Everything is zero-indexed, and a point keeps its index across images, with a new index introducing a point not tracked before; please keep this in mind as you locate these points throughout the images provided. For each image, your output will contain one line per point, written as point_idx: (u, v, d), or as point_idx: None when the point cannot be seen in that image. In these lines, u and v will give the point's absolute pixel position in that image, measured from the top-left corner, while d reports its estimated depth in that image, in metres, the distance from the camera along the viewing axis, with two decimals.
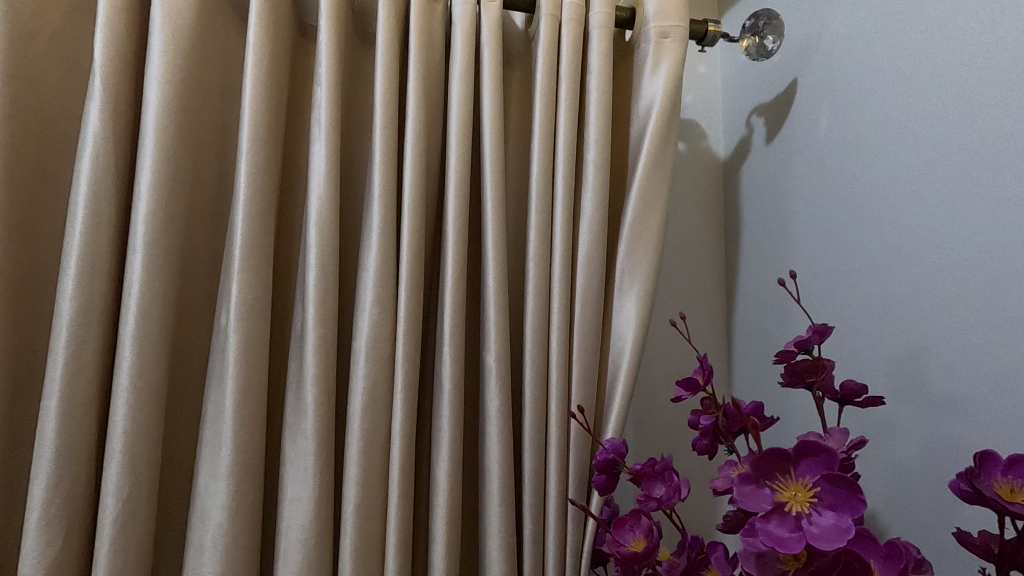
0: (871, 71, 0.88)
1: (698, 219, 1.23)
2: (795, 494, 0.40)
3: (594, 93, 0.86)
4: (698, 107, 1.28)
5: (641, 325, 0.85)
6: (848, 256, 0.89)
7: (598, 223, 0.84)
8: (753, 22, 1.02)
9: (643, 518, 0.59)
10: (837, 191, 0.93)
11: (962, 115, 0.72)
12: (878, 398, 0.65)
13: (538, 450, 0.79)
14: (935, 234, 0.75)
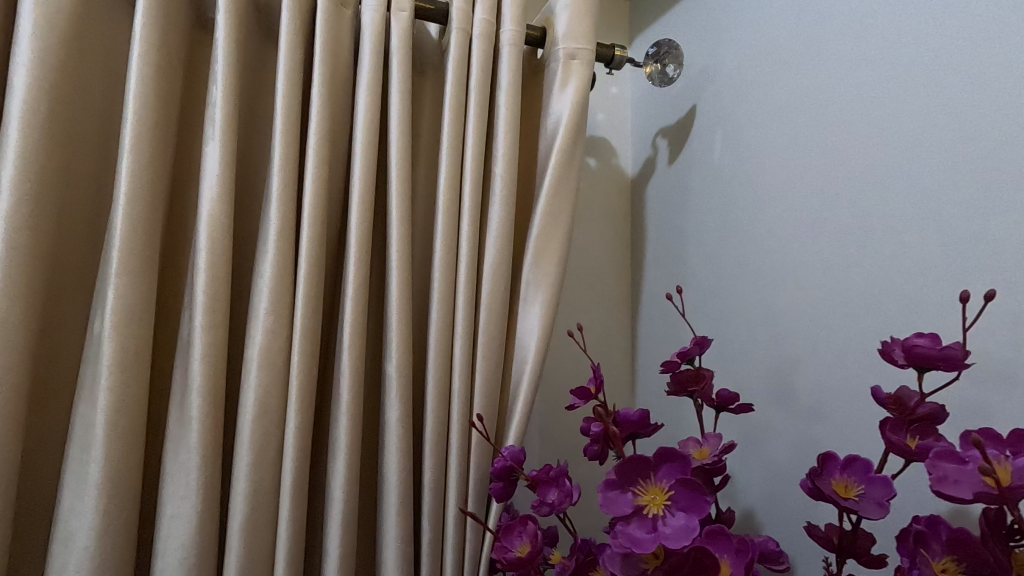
0: (760, 104, 0.97)
1: (605, 232, 1.29)
2: (654, 497, 0.43)
3: (503, 107, 0.88)
4: (608, 125, 1.33)
5: (543, 335, 0.88)
6: (743, 272, 0.96)
7: (504, 234, 0.86)
8: (656, 50, 1.09)
9: (530, 524, 0.61)
10: (736, 209, 1.00)
11: (859, 133, 0.79)
12: (748, 405, 0.71)
13: (438, 459, 0.80)
14: (846, 238, 0.79)
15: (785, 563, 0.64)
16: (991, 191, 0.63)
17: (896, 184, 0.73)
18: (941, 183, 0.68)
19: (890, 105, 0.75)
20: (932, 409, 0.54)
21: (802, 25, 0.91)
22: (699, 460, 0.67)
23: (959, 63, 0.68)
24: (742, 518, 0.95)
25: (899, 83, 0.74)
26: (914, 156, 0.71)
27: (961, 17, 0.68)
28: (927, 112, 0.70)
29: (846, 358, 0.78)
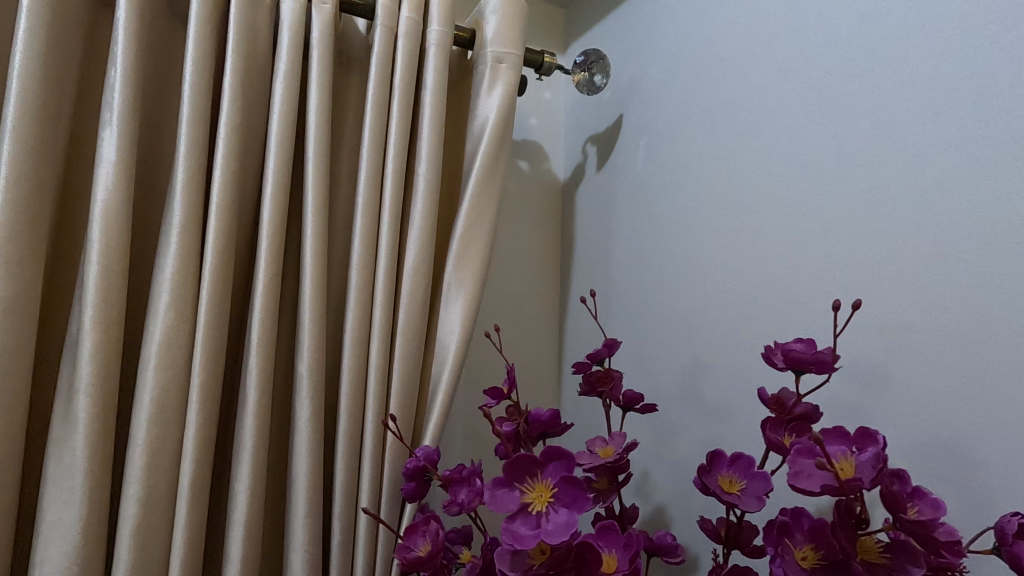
0: (682, 118, 1.02)
1: (535, 234, 1.30)
2: (539, 494, 0.45)
3: (428, 105, 0.88)
4: (542, 129, 1.35)
5: (464, 333, 0.89)
6: (663, 278, 1.02)
7: (426, 233, 0.86)
8: (584, 59, 1.11)
9: (433, 522, 0.61)
10: (661, 217, 1.04)
11: (784, 137, 0.82)
12: (652, 405, 0.74)
13: (351, 459, 0.79)
14: (768, 242, 0.82)
15: (682, 556, 0.67)
16: (870, 210, 0.69)
17: (795, 200, 0.79)
18: (831, 200, 0.74)
19: (792, 126, 0.81)
20: (807, 407, 0.58)
21: (719, 46, 0.96)
22: (604, 458, 0.69)
23: (856, 85, 0.73)
24: (654, 513, 0.99)
25: (823, 88, 0.77)
26: (811, 175, 0.77)
27: (862, 38, 0.73)
28: (822, 135, 0.76)
29: (747, 362, 0.84)
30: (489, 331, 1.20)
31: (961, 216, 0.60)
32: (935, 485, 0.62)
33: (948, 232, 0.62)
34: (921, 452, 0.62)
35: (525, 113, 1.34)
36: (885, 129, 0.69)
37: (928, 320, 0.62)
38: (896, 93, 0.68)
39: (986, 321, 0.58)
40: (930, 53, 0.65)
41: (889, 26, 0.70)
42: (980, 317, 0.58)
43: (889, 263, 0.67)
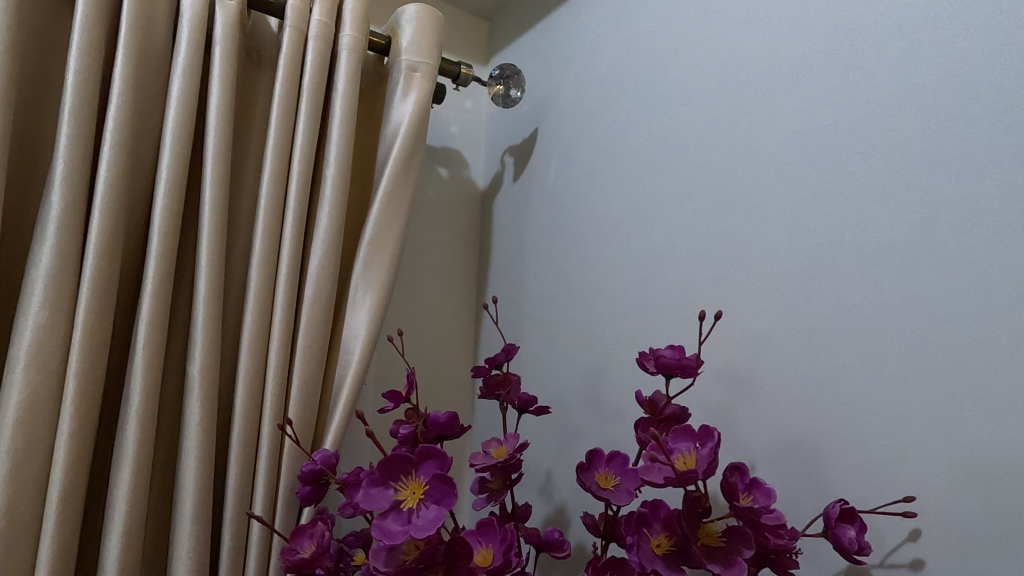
0: (591, 136, 1.08)
1: (450, 239, 1.32)
2: (412, 492, 0.47)
3: (338, 108, 0.89)
4: (463, 137, 1.38)
5: (369, 337, 0.89)
6: (572, 286, 1.07)
7: (332, 236, 0.86)
8: (500, 72, 1.15)
9: (320, 524, 0.62)
10: (571, 229, 1.09)
11: (685, 158, 0.89)
12: (545, 408, 0.78)
13: (245, 464, 0.77)
14: (667, 255, 0.89)
15: (568, 551, 0.71)
16: (752, 231, 0.77)
17: (689, 219, 0.86)
18: (719, 220, 0.82)
19: (688, 152, 0.88)
20: (677, 408, 0.63)
21: (626, 72, 1.03)
22: (496, 458, 0.72)
23: (750, 113, 0.81)
24: (556, 513, 1.03)
25: (720, 114, 0.85)
26: (703, 197, 0.85)
27: (755, 72, 0.81)
28: (713, 161, 0.84)
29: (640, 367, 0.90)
30: (393, 335, 1.19)
31: (821, 239, 0.70)
32: (790, 477, 0.69)
33: (812, 252, 0.70)
34: (783, 447, 0.70)
35: (445, 121, 1.36)
36: (766, 157, 0.77)
37: (791, 330, 0.71)
38: (783, 123, 0.76)
39: (836, 330, 0.67)
40: (801, 96, 0.75)
41: (770, 68, 0.79)
42: (832, 327, 0.67)
43: (763, 279, 0.75)
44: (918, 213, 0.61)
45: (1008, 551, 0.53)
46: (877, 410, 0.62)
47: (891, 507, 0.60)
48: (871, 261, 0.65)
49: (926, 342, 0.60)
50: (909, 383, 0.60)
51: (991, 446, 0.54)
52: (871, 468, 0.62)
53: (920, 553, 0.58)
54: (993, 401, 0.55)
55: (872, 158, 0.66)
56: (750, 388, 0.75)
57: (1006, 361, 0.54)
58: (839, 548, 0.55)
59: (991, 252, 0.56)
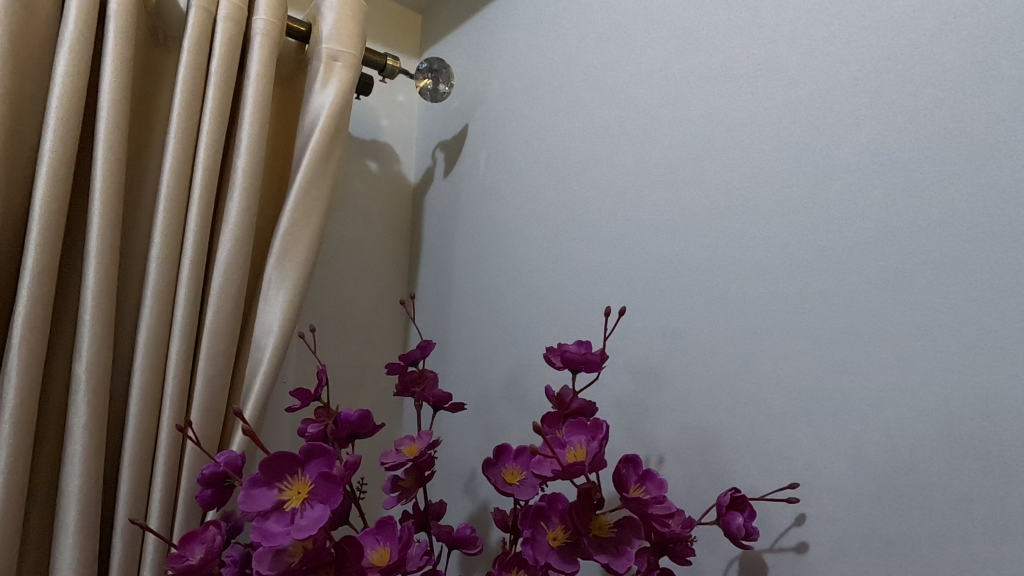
0: (519, 134, 1.08)
1: (380, 234, 1.29)
2: (296, 491, 0.45)
3: (251, 95, 0.85)
4: (394, 131, 1.35)
5: (282, 333, 0.86)
6: (498, 282, 1.07)
7: (242, 228, 0.82)
8: (428, 65, 1.13)
9: (212, 528, 0.59)
10: (498, 226, 1.09)
11: (606, 158, 0.91)
12: (460, 405, 0.77)
13: (141, 467, 0.73)
14: (588, 253, 0.91)
15: (479, 546, 0.71)
16: (666, 231, 0.80)
17: (609, 218, 0.88)
18: (637, 220, 0.84)
19: (609, 152, 0.90)
20: (583, 402, 0.64)
21: (554, 71, 1.04)
22: (407, 456, 0.71)
23: (665, 116, 0.83)
24: (479, 510, 1.03)
25: (639, 116, 0.87)
26: (622, 197, 0.87)
27: (669, 77, 0.84)
28: (632, 162, 0.86)
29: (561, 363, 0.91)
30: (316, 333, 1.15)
31: (726, 240, 0.73)
32: (693, 468, 0.72)
33: (717, 252, 0.73)
34: (688, 439, 0.73)
35: (376, 114, 1.33)
36: (680, 160, 0.80)
37: (698, 327, 0.74)
38: (694, 127, 0.79)
39: (737, 326, 0.70)
40: (711, 101, 0.77)
41: (685, 73, 0.82)
42: (734, 323, 0.70)
43: (674, 277, 0.78)
44: (809, 216, 0.65)
45: (880, 532, 0.56)
46: (769, 402, 0.66)
47: (779, 494, 0.64)
48: (768, 260, 0.68)
49: (813, 337, 0.63)
50: (798, 377, 0.64)
51: (866, 434, 0.58)
52: (765, 458, 0.65)
53: (804, 537, 0.61)
54: (870, 391, 0.58)
55: (772, 164, 0.70)
56: (660, 383, 0.77)
57: (880, 355, 0.58)
58: (728, 535, 0.57)
59: (869, 253, 0.60)
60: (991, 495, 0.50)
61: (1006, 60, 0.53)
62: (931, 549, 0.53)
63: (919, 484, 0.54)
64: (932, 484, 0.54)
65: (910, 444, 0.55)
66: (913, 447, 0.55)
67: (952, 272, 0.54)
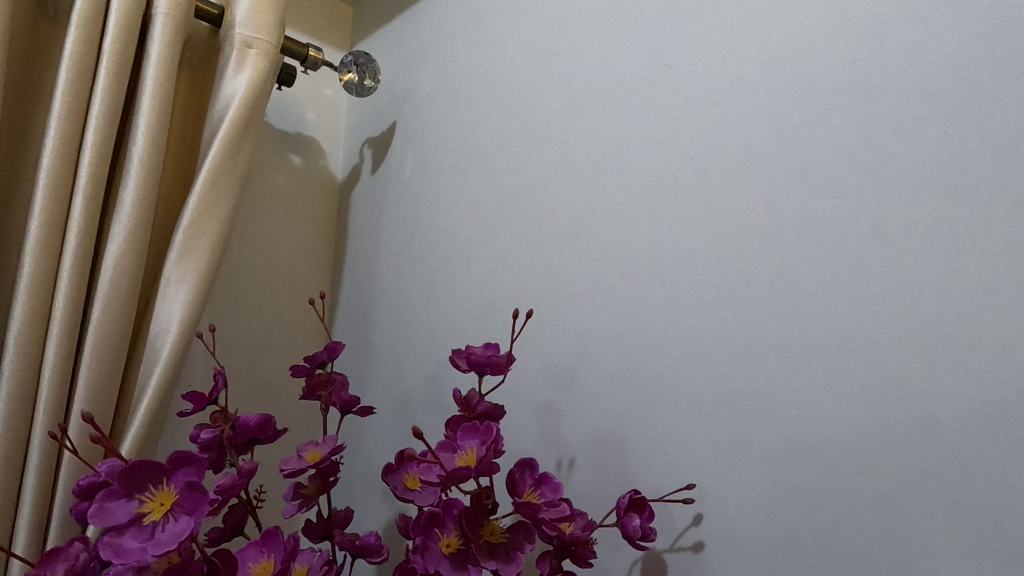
0: (446, 132, 1.07)
1: (302, 231, 1.24)
2: (159, 503, 0.45)
3: (150, 78, 0.80)
4: (320, 125, 1.31)
5: (182, 332, 0.80)
6: (421, 283, 1.05)
7: (135, 220, 0.76)
8: (351, 58, 1.10)
9: (77, 544, 0.54)
10: (423, 226, 1.08)
11: (527, 160, 0.91)
12: (369, 408, 0.75)
13: (8, 479, 0.67)
14: (507, 254, 0.90)
15: (384, 554, 0.69)
16: (583, 234, 0.80)
17: (531, 220, 0.88)
18: (556, 224, 0.84)
19: (529, 153, 0.91)
20: (490, 406, 0.63)
21: (480, 69, 1.03)
22: (309, 462, 0.68)
23: (584, 122, 0.84)
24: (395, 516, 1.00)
25: (559, 121, 0.87)
26: (543, 200, 0.87)
27: (588, 83, 0.85)
28: (554, 165, 0.86)
29: None
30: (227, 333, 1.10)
31: (635, 245, 0.74)
32: (601, 470, 0.72)
33: (627, 257, 0.75)
34: (597, 441, 0.74)
35: (300, 106, 1.28)
36: (596, 165, 0.81)
37: (608, 330, 0.75)
38: (610, 134, 0.80)
39: (646, 330, 0.71)
40: (627, 109, 0.79)
41: (603, 80, 0.83)
42: (641, 327, 0.72)
43: (587, 280, 0.79)
44: (711, 225, 0.68)
45: (766, 528, 0.59)
46: (671, 405, 0.68)
47: (678, 494, 0.65)
48: (673, 266, 0.70)
49: (713, 341, 0.65)
50: (698, 380, 0.66)
51: (758, 435, 0.61)
52: (666, 459, 0.67)
53: (700, 536, 0.63)
54: (759, 393, 0.61)
55: (679, 173, 0.72)
56: (572, 386, 0.78)
57: (773, 358, 0.61)
58: (625, 536, 0.58)
59: (765, 260, 0.63)
60: (866, 490, 0.54)
61: (886, 83, 0.57)
62: (810, 543, 0.56)
63: (803, 481, 0.57)
64: (814, 482, 0.56)
65: (794, 444, 0.58)
66: (797, 447, 0.58)
67: (837, 279, 0.58)
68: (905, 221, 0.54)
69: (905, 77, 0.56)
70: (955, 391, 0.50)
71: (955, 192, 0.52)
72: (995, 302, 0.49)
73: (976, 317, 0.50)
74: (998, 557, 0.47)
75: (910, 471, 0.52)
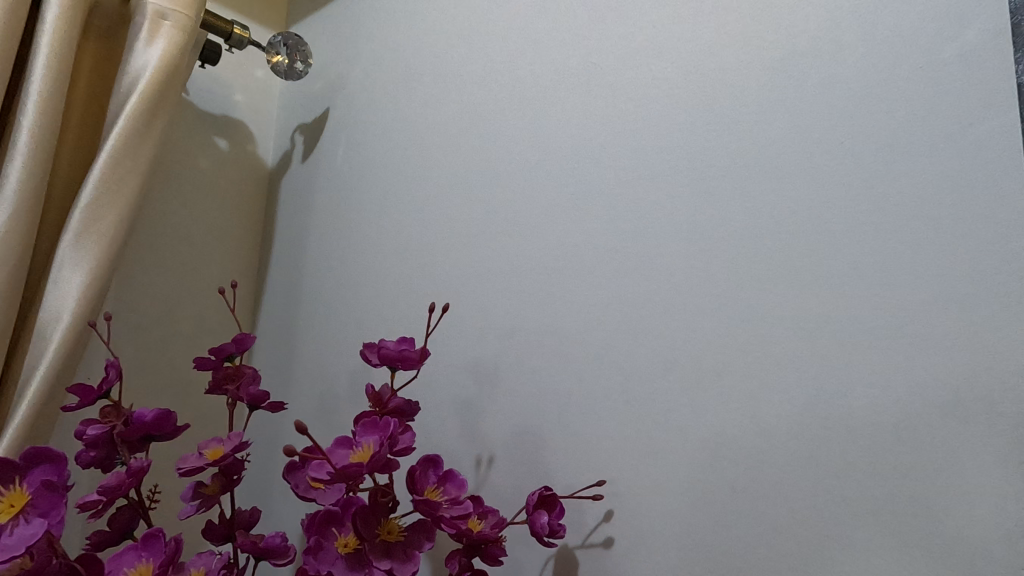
0: (380, 124, 1.04)
1: (226, 217, 1.18)
2: (9, 504, 0.44)
3: (46, 42, 0.74)
4: (249, 107, 1.25)
5: (76, 320, 0.74)
6: (348, 275, 1.02)
7: (22, 195, 0.70)
8: (281, 39, 1.05)
9: None
10: (351, 217, 1.04)
11: (456, 152, 0.89)
12: (279, 404, 0.71)
13: None
14: (434, 247, 0.88)
15: (289, 556, 0.65)
16: (510, 232, 0.79)
17: (458, 214, 0.86)
18: (484, 220, 0.82)
19: (458, 145, 0.89)
20: (402, 401, 0.61)
21: (416, 60, 1.00)
22: (209, 460, 0.64)
23: (511, 114, 0.83)
24: None
25: (487, 112, 0.86)
26: (472, 195, 0.85)
27: (517, 75, 0.83)
28: (484, 160, 0.84)
29: None
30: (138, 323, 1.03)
31: (555, 240, 0.74)
32: (519, 467, 0.72)
33: (549, 252, 0.74)
34: (516, 438, 0.73)
35: (228, 86, 1.21)
36: (520, 158, 0.80)
37: (530, 327, 0.74)
38: (535, 127, 0.79)
39: (564, 327, 0.71)
40: (552, 102, 0.78)
41: (529, 73, 0.82)
42: (561, 324, 0.71)
43: (510, 275, 0.77)
44: (628, 222, 0.67)
45: (671, 524, 0.59)
46: (587, 402, 0.67)
47: (589, 491, 0.65)
48: (590, 261, 0.70)
49: (625, 338, 0.65)
50: (612, 377, 0.66)
51: (666, 432, 0.61)
52: (582, 456, 0.67)
53: (610, 532, 0.63)
54: (669, 390, 0.61)
55: (598, 168, 0.71)
56: (494, 382, 0.77)
57: (683, 359, 0.61)
58: (533, 533, 0.58)
59: (676, 257, 0.63)
60: (763, 486, 0.54)
61: (794, 84, 0.58)
62: (711, 538, 0.57)
63: (705, 480, 0.58)
64: (717, 477, 0.57)
65: (699, 440, 0.59)
66: (703, 442, 0.58)
67: (744, 277, 0.58)
68: (807, 227, 0.55)
69: (811, 86, 0.57)
70: (843, 392, 0.51)
71: (853, 197, 0.53)
72: (884, 307, 0.50)
73: (867, 321, 0.51)
74: (876, 547, 0.48)
75: (803, 467, 0.53)
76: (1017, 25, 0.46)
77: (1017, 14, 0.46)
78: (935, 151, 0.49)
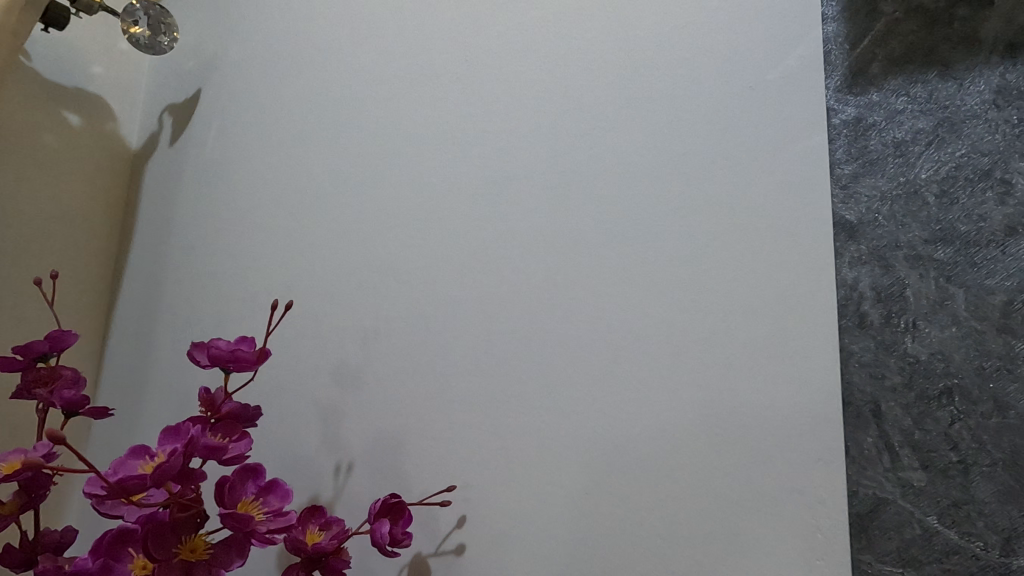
0: (251, 109, 0.97)
1: (78, 201, 1.06)
2: None
3: None
4: (109, 81, 1.13)
5: None
6: (211, 270, 0.94)
7: None
8: (139, 8, 0.96)
9: None
10: (217, 206, 0.96)
11: (327, 143, 0.84)
12: (103, 410, 0.63)
13: None
14: (301, 242, 0.83)
15: None
16: (377, 229, 0.75)
17: (326, 208, 0.81)
18: (353, 216, 0.78)
19: (329, 136, 0.84)
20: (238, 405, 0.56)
21: (292, 45, 0.94)
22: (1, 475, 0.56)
23: (382, 106, 0.79)
24: None
25: (360, 103, 0.82)
26: (341, 189, 0.81)
27: (389, 66, 0.80)
28: (354, 153, 0.81)
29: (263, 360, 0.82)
30: None
31: (419, 238, 0.71)
32: (377, 473, 0.69)
33: (415, 251, 0.71)
34: (374, 443, 0.70)
35: (83, 56, 1.09)
36: (390, 152, 0.77)
37: (392, 327, 0.71)
38: (405, 122, 0.77)
39: (426, 327, 0.69)
40: (423, 98, 0.76)
41: (401, 66, 0.79)
42: (423, 325, 0.69)
43: (375, 274, 0.74)
44: (490, 223, 0.67)
45: (520, 529, 0.59)
46: (445, 405, 0.65)
47: (442, 496, 0.64)
48: (453, 261, 0.68)
49: (483, 340, 0.64)
50: (468, 379, 0.65)
51: (517, 435, 0.60)
52: (437, 461, 0.65)
53: (462, 539, 0.62)
54: (523, 392, 0.61)
55: (464, 167, 0.70)
56: (355, 385, 0.73)
57: (537, 362, 0.61)
58: (374, 544, 0.55)
59: (534, 260, 0.63)
60: (604, 488, 0.55)
61: (643, 97, 0.60)
62: (556, 541, 0.57)
63: (551, 481, 0.58)
64: (563, 480, 0.57)
65: (547, 443, 0.58)
66: (551, 445, 0.58)
67: (594, 281, 0.59)
68: (653, 236, 0.56)
69: (658, 98, 0.59)
70: (676, 395, 0.53)
71: (691, 206, 0.55)
72: (713, 313, 0.52)
73: (698, 326, 0.53)
74: (701, 546, 0.50)
75: (637, 467, 0.54)
76: (827, 52, 0.50)
77: (827, 42, 0.51)
78: (761, 166, 0.52)
